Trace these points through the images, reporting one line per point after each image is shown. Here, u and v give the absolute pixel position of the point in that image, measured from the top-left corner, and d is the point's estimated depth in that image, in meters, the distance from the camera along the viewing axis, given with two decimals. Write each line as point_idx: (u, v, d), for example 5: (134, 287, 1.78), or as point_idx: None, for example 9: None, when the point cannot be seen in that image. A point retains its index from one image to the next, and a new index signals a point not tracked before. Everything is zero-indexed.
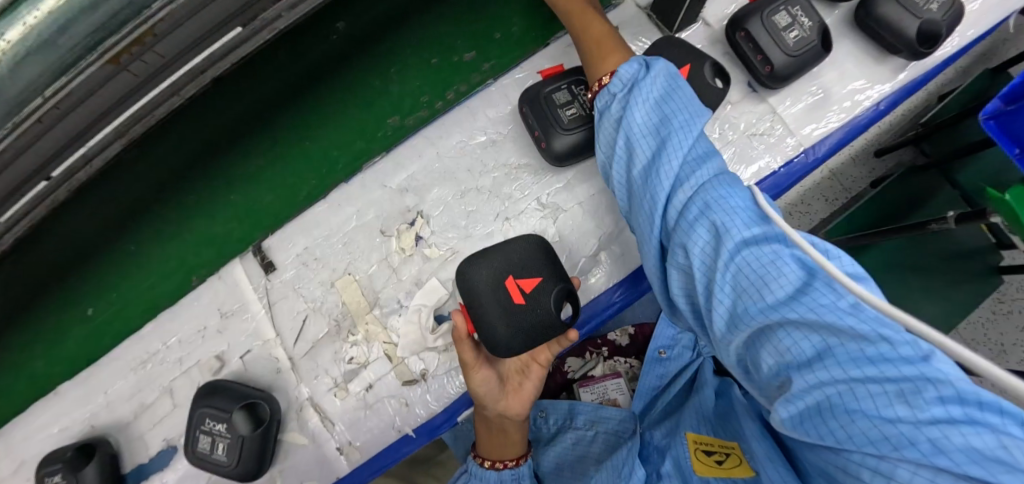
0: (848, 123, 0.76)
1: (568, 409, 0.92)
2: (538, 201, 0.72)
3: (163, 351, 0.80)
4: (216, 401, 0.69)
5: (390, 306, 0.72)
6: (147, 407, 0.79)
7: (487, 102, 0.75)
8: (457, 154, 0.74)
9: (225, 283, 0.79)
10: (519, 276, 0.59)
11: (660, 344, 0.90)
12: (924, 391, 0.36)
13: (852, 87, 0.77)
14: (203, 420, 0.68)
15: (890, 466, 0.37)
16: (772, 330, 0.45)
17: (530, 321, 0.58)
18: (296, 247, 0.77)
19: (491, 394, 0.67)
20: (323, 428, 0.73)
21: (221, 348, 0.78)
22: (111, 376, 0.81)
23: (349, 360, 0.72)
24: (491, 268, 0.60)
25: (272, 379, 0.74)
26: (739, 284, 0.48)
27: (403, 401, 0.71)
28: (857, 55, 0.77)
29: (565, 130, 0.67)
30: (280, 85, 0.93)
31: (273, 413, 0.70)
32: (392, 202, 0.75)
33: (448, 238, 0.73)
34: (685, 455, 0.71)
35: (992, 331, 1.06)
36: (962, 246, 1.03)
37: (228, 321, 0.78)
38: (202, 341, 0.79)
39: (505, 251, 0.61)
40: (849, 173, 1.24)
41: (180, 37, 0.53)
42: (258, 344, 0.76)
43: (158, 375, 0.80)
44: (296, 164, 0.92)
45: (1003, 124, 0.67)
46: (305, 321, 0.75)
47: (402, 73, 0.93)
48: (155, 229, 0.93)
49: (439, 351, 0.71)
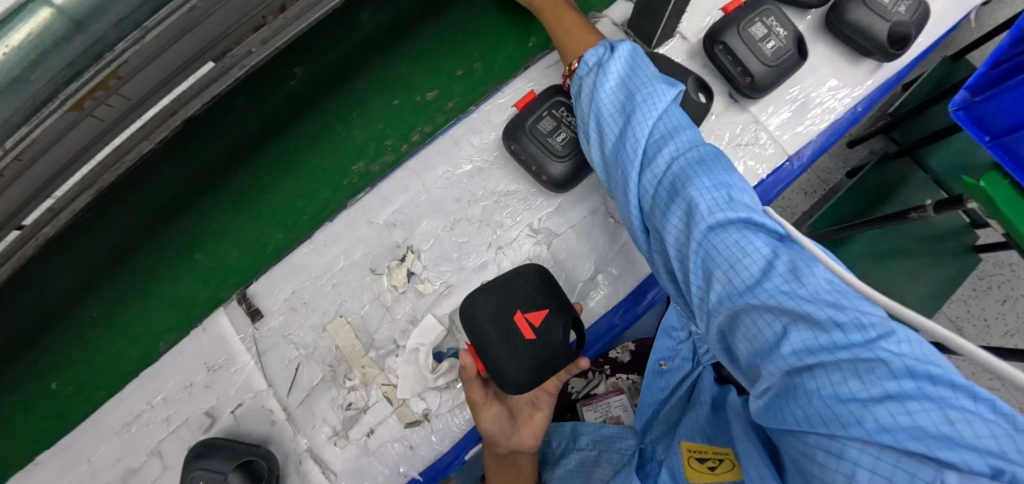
0: (830, 127, 0.78)
1: (571, 431, 0.90)
2: (530, 227, 0.70)
3: (148, 412, 0.76)
4: (211, 462, 0.65)
5: (386, 347, 0.70)
6: (135, 471, 0.75)
7: (470, 130, 0.74)
8: (443, 185, 0.73)
9: (210, 335, 0.76)
10: (527, 310, 0.59)
11: (660, 356, 0.88)
12: (877, 369, 0.37)
13: (830, 91, 0.78)
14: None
15: (840, 446, 0.37)
16: (735, 312, 0.45)
17: (541, 357, 0.57)
18: (283, 292, 0.74)
19: (505, 431, 0.65)
20: (325, 479, 0.69)
21: (211, 404, 0.74)
22: (93, 441, 0.76)
23: (347, 406, 0.70)
24: (497, 305, 0.59)
25: (267, 431, 0.71)
26: (703, 267, 0.48)
27: (407, 444, 0.68)
28: (832, 59, 0.78)
29: (563, 158, 0.65)
30: (243, 132, 0.92)
31: (272, 469, 0.67)
32: (380, 238, 0.73)
33: (441, 272, 0.71)
34: (680, 464, 0.74)
35: (975, 307, 1.07)
36: (938, 229, 1.06)
37: (216, 375, 0.75)
38: (190, 397, 0.75)
39: (508, 286, 0.60)
40: (826, 165, 1.26)
41: (149, 81, 0.52)
42: (250, 396, 0.73)
43: (144, 437, 0.76)
44: (262, 219, 0.92)
45: (971, 114, 0.69)
46: (297, 369, 0.72)
47: (365, 116, 0.94)
48: (114, 295, 0.91)
49: (441, 390, 0.68)
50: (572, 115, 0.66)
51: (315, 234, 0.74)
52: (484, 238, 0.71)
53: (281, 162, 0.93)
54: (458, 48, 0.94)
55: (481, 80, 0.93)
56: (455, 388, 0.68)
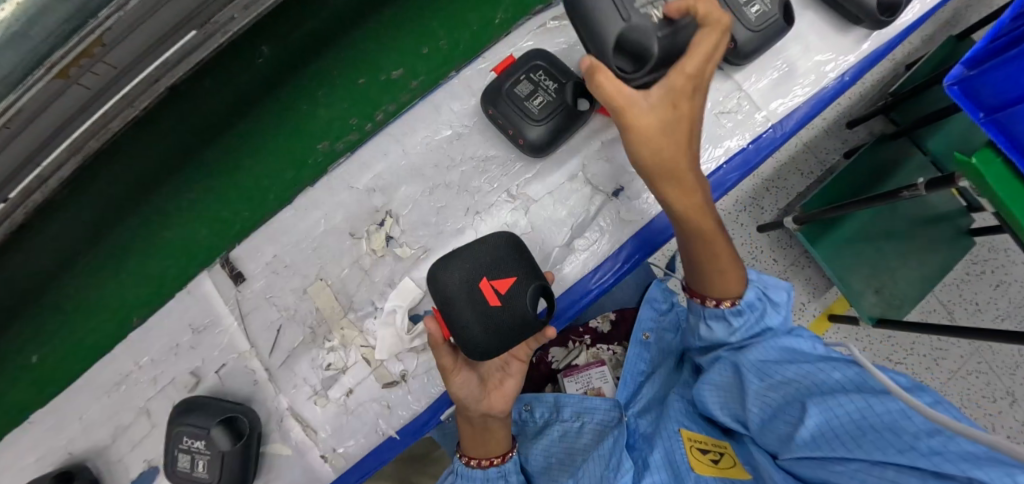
0: (813, 97, 0.76)
1: (554, 402, 0.88)
2: (508, 192, 0.71)
3: (136, 372, 0.78)
4: (194, 419, 0.67)
5: (364, 309, 0.71)
6: (124, 428, 0.77)
7: (451, 95, 0.74)
8: (423, 150, 0.73)
9: (195, 297, 0.77)
10: (492, 277, 0.58)
11: (644, 327, 0.89)
12: (912, 416, 0.45)
13: (818, 59, 0.77)
14: (180, 438, 0.66)
15: (895, 474, 0.42)
16: (793, 394, 0.55)
17: (508, 321, 0.57)
18: (266, 255, 0.75)
19: (476, 398, 0.65)
20: (306, 436, 0.71)
21: (196, 364, 0.75)
22: (84, 400, 0.78)
23: (326, 366, 0.71)
24: (461, 271, 0.58)
25: (250, 391, 0.72)
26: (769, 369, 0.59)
27: (385, 404, 0.70)
28: (819, 26, 0.77)
29: (538, 122, 0.65)
30: (214, 110, 0.99)
31: (253, 427, 0.69)
32: (360, 203, 0.73)
33: (419, 236, 0.72)
34: (679, 450, 0.66)
35: (967, 290, 1.15)
36: (933, 211, 1.12)
37: (201, 337, 0.76)
38: (176, 358, 0.77)
39: (475, 250, 0.60)
40: (823, 145, 1.25)
41: (131, 47, 0.53)
42: (234, 357, 0.74)
43: (132, 396, 0.78)
44: (230, 197, 1.00)
45: (966, 90, 0.65)
46: (279, 331, 0.73)
47: (329, 96, 1.01)
48: (93, 271, 0.99)
49: (418, 352, 0.70)
50: (550, 79, 0.65)
51: (296, 198, 0.74)
52: (463, 203, 0.72)
53: (252, 138, 1.00)
54: (423, 30, 1.02)
55: (445, 59, 1.01)
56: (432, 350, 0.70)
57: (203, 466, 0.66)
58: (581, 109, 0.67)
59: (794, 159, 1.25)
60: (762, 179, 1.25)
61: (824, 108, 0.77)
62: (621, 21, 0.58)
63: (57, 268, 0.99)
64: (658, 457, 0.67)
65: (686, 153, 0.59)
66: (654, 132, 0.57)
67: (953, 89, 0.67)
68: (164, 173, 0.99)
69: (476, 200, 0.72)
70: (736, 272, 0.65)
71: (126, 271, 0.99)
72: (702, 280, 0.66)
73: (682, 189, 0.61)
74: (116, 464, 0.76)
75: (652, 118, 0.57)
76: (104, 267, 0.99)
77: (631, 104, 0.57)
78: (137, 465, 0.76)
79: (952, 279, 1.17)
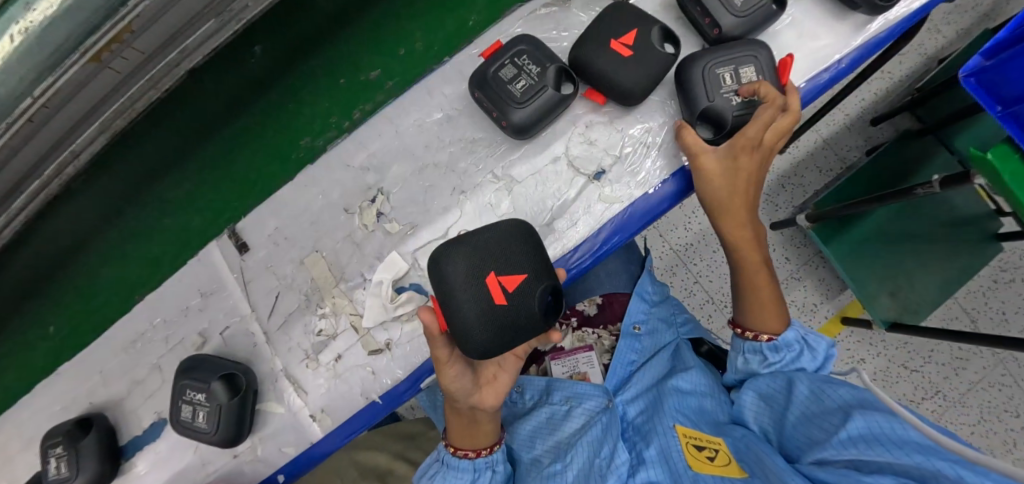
0: (812, 80, 0.75)
1: (545, 385, 0.87)
2: (492, 173, 0.74)
3: (150, 331, 0.84)
4: (198, 374, 0.72)
5: (355, 280, 0.76)
6: (138, 383, 0.84)
7: (443, 80, 0.77)
8: (415, 132, 0.77)
9: (205, 265, 0.83)
10: (505, 276, 0.53)
11: (635, 320, 0.87)
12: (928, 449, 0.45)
13: (812, 46, 0.76)
14: (185, 391, 0.72)
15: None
16: (826, 419, 0.57)
17: (511, 323, 0.52)
18: (268, 228, 0.81)
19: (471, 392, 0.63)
20: (298, 397, 0.76)
21: (203, 326, 0.81)
22: (106, 354, 0.85)
23: (318, 332, 0.76)
24: (475, 263, 0.53)
25: (250, 352, 0.78)
26: (808, 399, 0.61)
27: (370, 370, 0.74)
28: (815, 13, 0.77)
29: (520, 105, 0.67)
30: (214, 106, 1.09)
31: (249, 384, 0.74)
32: (356, 181, 0.78)
33: (408, 213, 0.76)
34: (674, 447, 0.67)
35: (994, 298, 1.14)
36: (959, 213, 1.08)
37: (209, 300, 0.82)
38: (186, 319, 0.83)
39: (489, 239, 0.54)
40: (843, 142, 1.22)
41: (153, 35, 0.58)
42: (237, 320, 0.80)
43: (147, 353, 0.84)
44: (222, 187, 1.10)
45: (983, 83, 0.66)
46: (277, 298, 0.79)
47: (313, 92, 1.09)
48: (103, 251, 1.11)
49: (402, 322, 0.73)
50: (534, 63, 0.67)
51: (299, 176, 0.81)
52: (453, 182, 0.75)
53: (243, 133, 1.09)
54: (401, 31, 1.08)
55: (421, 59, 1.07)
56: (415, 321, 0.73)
57: (203, 417, 0.71)
58: (564, 93, 0.68)
59: (811, 156, 1.23)
60: (777, 175, 1.23)
61: (819, 94, 0.76)
62: (707, 101, 0.65)
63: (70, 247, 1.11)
64: (651, 452, 0.68)
65: (745, 196, 0.66)
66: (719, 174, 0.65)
67: (970, 81, 0.67)
68: (164, 165, 1.10)
69: (463, 180, 0.75)
70: (778, 313, 0.71)
71: (130, 254, 1.11)
72: (748, 314, 0.72)
73: (736, 222, 0.68)
74: (130, 415, 0.83)
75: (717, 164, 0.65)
76: (109, 248, 1.11)
77: (700, 152, 0.65)
78: (148, 417, 0.82)
79: (979, 286, 1.16)
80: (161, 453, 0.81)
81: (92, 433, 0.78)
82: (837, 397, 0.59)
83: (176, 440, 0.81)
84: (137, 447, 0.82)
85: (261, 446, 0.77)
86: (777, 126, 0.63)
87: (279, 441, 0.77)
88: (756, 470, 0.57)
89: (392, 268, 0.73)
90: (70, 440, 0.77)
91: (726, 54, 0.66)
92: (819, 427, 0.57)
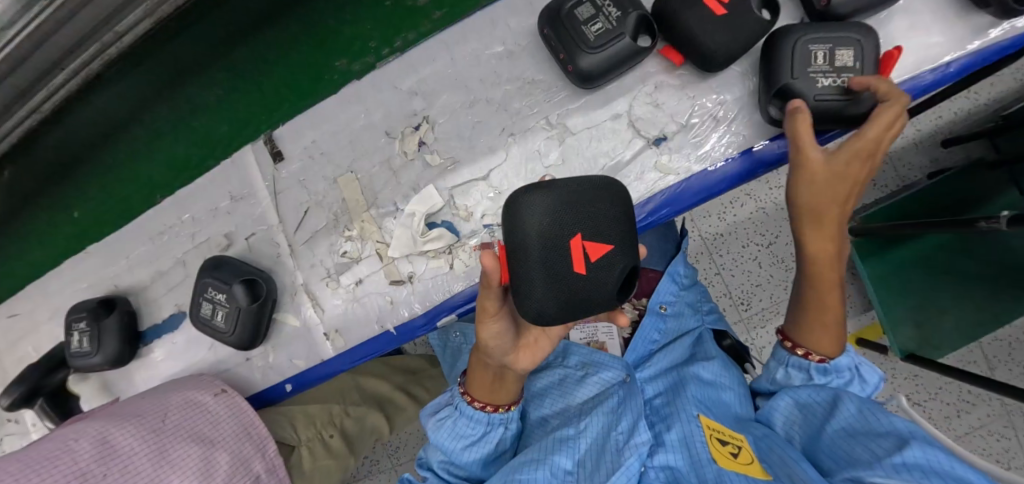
0: (910, 81, 0.67)
1: (562, 348, 0.86)
2: (547, 119, 0.70)
3: (177, 225, 0.84)
4: (219, 274, 0.72)
5: (386, 207, 0.73)
6: (161, 274, 0.84)
7: (510, 11, 0.72)
8: (472, 62, 0.73)
9: (237, 168, 0.81)
10: (595, 247, 0.46)
11: (662, 300, 0.85)
12: None
13: (922, 42, 0.68)
14: (205, 288, 0.72)
15: None
16: (873, 442, 0.53)
17: (583, 296, 0.47)
18: (304, 140, 0.78)
19: (505, 350, 0.61)
20: (314, 313, 0.77)
21: (229, 229, 0.80)
22: (134, 240, 0.86)
23: (342, 253, 0.75)
24: (567, 225, 0.45)
25: (272, 262, 0.77)
26: (854, 418, 0.57)
27: (390, 299, 0.74)
28: (933, 6, 0.69)
29: (591, 49, 0.62)
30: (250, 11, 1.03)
31: (270, 292, 0.74)
32: (402, 106, 0.74)
33: (450, 147, 0.72)
34: (696, 436, 0.63)
35: (1018, 351, 1.10)
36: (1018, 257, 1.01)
37: (237, 205, 0.81)
38: (213, 219, 0.82)
39: (585, 198, 0.46)
40: (909, 159, 1.14)
41: None
42: (263, 228, 0.79)
43: (172, 246, 0.84)
44: (251, 99, 1.07)
45: None
46: (306, 213, 0.77)
47: (355, 11, 1.03)
48: (130, 148, 1.11)
49: (428, 258, 0.72)
50: (615, 6, 0.61)
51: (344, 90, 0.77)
52: (503, 123, 0.71)
53: (275, 46, 1.05)
54: None
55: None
56: (443, 260, 0.71)
57: (221, 317, 0.72)
58: (641, 44, 0.62)
59: None
60: None
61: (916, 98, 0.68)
62: (788, 78, 0.59)
63: (100, 134, 1.10)
64: (672, 436, 0.65)
65: (840, 208, 0.59)
66: (819, 180, 0.58)
67: None
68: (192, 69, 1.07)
69: (514, 122, 0.71)
70: (837, 336, 0.65)
71: (157, 153, 1.11)
72: (804, 333, 0.67)
73: (825, 234, 0.60)
74: (151, 304, 0.84)
75: (826, 167, 0.57)
76: (137, 143, 1.10)
77: (807, 148, 0.56)
78: (168, 308, 0.84)
79: (1008, 335, 1.11)
80: (177, 344, 0.83)
81: (115, 315, 0.80)
82: (887, 422, 0.55)
83: (191, 335, 0.83)
84: (155, 336, 0.84)
85: (273, 355, 0.78)
86: (893, 129, 0.55)
87: (291, 352, 0.78)
88: (783, 474, 0.54)
89: (423, 203, 0.71)
90: (94, 318, 0.79)
91: (826, 30, 0.58)
92: (865, 448, 0.53)
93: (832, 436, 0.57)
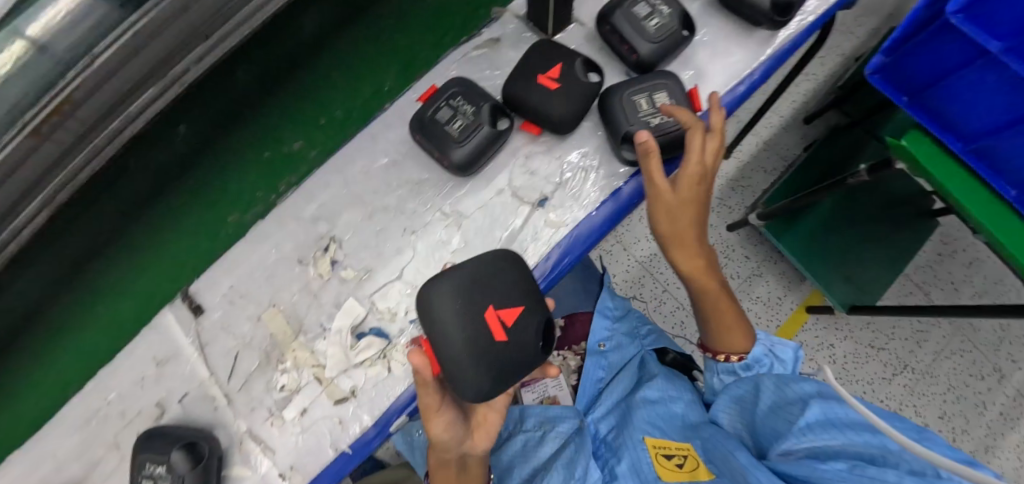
0: (728, 93, 0.79)
1: (519, 412, 0.87)
2: (441, 210, 0.76)
3: (98, 414, 0.76)
4: (155, 447, 0.68)
5: (314, 331, 0.75)
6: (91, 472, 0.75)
7: (387, 125, 0.79)
8: (365, 176, 0.78)
9: (157, 332, 0.77)
10: (505, 316, 0.52)
11: (599, 337, 0.90)
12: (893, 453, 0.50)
13: (728, 63, 0.80)
14: (143, 465, 0.67)
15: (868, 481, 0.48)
16: (790, 413, 0.62)
17: (508, 359, 0.52)
18: (221, 287, 0.77)
19: (458, 437, 0.63)
20: (264, 456, 0.73)
21: (160, 396, 0.76)
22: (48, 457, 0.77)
23: (280, 388, 0.74)
24: (475, 305, 0.51)
25: (211, 417, 0.74)
26: (775, 394, 0.66)
27: (338, 419, 0.73)
28: (724, 33, 0.82)
29: (461, 143, 0.70)
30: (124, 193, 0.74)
31: (213, 451, 0.70)
32: (305, 231, 0.78)
33: (362, 258, 0.76)
34: (645, 459, 0.73)
35: (943, 270, 1.37)
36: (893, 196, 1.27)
37: (163, 370, 0.76)
38: (141, 391, 0.76)
39: (483, 274, 0.53)
40: (783, 142, 1.42)
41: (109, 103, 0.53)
42: (195, 386, 0.76)
43: (95, 437, 0.76)
44: (137, 288, 0.83)
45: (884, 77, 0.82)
46: (236, 358, 0.76)
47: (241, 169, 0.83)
48: None
49: (364, 368, 0.74)
50: (467, 103, 0.71)
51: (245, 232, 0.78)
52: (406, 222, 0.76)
53: (149, 231, 0.80)
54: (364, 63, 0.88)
55: (340, 129, 0.88)
56: (378, 363, 0.74)
57: None
58: (498, 125, 0.73)
59: (755, 158, 1.43)
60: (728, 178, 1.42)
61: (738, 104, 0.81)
62: (626, 124, 0.70)
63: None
64: (622, 467, 0.74)
65: (692, 232, 0.73)
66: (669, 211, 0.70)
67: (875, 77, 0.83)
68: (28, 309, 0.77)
69: (416, 219, 0.76)
70: (741, 331, 0.77)
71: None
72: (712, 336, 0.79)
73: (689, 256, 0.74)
74: None
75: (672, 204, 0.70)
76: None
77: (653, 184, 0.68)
78: None
79: (929, 261, 1.37)
80: None
81: None
82: (799, 389, 0.64)
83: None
84: None
85: None
86: (710, 147, 0.71)
87: None
88: (723, 471, 0.63)
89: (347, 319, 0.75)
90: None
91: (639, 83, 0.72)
92: (784, 420, 0.62)
93: (762, 419, 0.66)
